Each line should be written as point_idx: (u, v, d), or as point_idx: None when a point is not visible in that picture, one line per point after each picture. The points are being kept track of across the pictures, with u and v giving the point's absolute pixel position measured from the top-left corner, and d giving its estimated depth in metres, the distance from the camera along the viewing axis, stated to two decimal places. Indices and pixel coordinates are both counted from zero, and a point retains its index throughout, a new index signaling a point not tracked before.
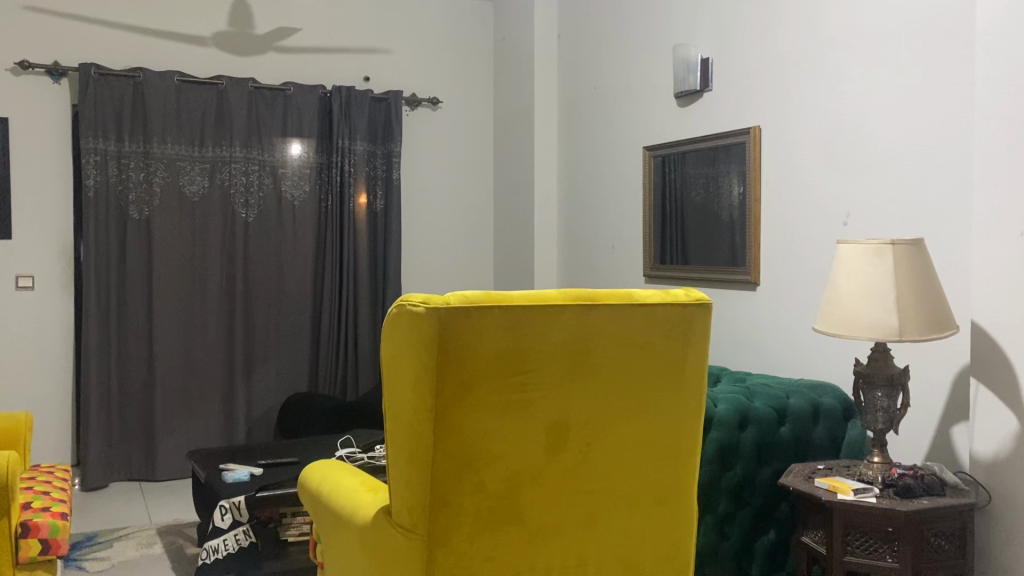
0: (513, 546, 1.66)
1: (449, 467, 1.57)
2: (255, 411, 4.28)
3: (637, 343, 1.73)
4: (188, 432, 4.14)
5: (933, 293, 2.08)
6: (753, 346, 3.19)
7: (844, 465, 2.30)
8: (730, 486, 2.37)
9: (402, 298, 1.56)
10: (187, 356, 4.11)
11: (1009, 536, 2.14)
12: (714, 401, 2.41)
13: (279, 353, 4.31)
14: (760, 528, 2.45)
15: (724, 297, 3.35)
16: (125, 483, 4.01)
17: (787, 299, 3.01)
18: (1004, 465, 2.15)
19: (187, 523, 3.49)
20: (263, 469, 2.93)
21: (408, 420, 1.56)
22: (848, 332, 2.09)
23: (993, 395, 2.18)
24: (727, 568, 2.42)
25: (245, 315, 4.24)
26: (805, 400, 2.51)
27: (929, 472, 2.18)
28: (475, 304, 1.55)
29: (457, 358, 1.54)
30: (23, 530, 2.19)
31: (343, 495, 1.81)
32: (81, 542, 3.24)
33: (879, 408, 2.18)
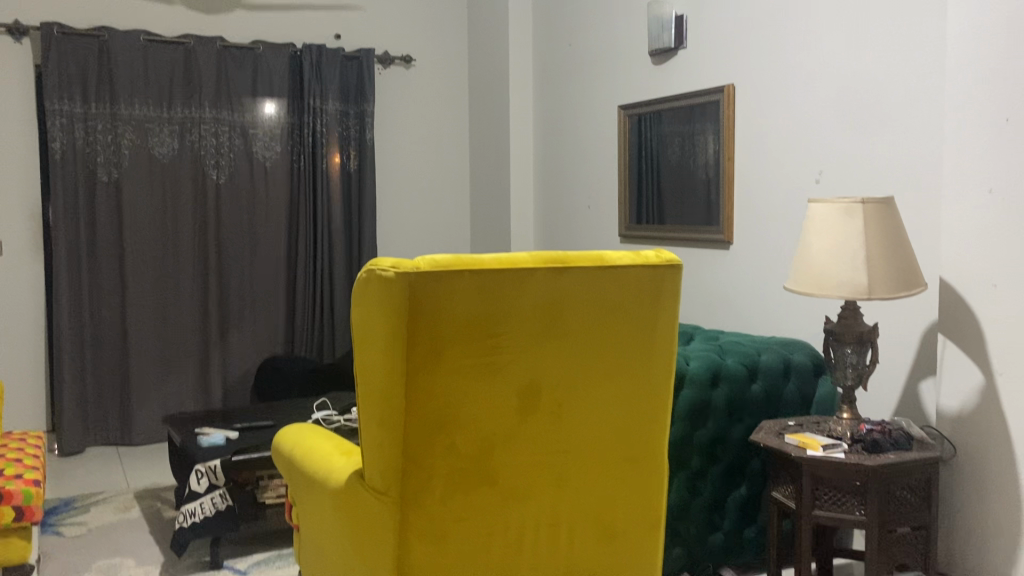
0: (485, 507, 1.67)
1: (423, 431, 1.58)
2: (231, 374, 4.27)
3: (608, 305, 1.74)
4: (164, 396, 4.12)
5: (902, 251, 2.10)
6: (726, 304, 3.22)
7: (813, 421, 2.33)
8: (701, 443, 2.41)
9: (372, 262, 1.55)
10: (161, 320, 4.08)
11: (973, 487, 2.20)
12: (686, 359, 2.44)
13: (254, 316, 4.29)
14: (732, 484, 2.49)
15: (698, 256, 3.37)
16: (101, 448, 4.00)
17: (760, 258, 3.02)
18: (969, 419, 2.20)
19: (164, 487, 3.49)
20: (239, 433, 2.93)
21: (383, 384, 1.57)
22: (818, 291, 2.11)
23: (960, 351, 2.22)
24: (700, 524, 2.46)
25: (219, 278, 4.20)
26: (777, 357, 2.53)
27: (896, 427, 2.22)
28: (446, 268, 1.55)
29: (430, 323, 1.55)
30: None
31: (318, 457, 1.81)
32: (57, 508, 3.24)
33: (849, 364, 2.21)
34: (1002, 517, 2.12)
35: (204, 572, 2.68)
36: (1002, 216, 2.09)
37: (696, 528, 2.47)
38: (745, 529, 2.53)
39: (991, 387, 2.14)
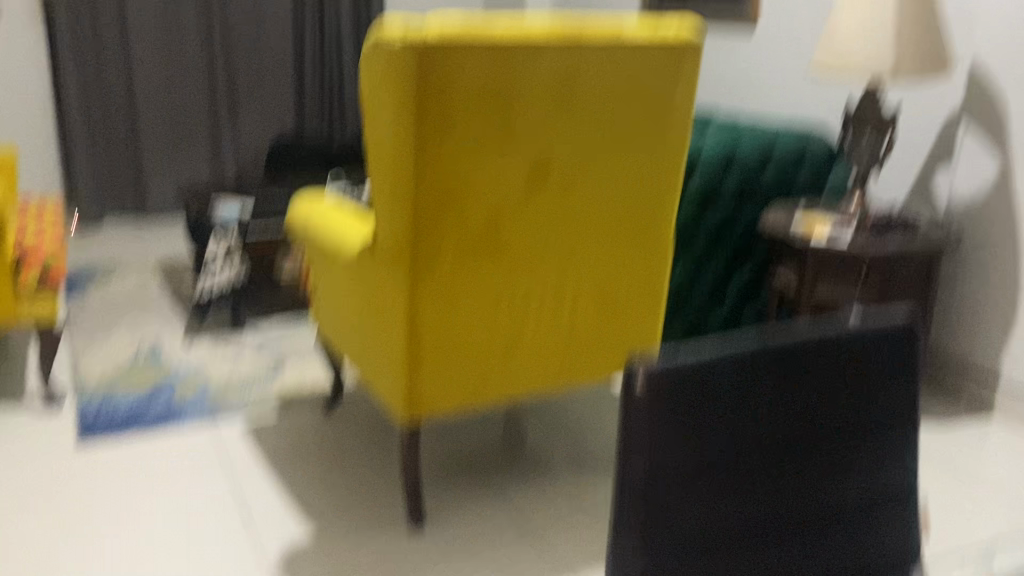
0: (495, 278, 1.72)
1: (435, 205, 1.59)
2: (243, 151, 4.25)
3: (623, 78, 1.69)
4: (178, 172, 4.14)
5: (934, 30, 2.01)
6: (747, 88, 3.14)
7: (824, 206, 2.34)
8: (710, 224, 2.44)
9: (380, 28, 1.49)
10: (169, 93, 4.01)
11: (974, 273, 2.24)
12: (701, 141, 2.41)
13: (263, 92, 4.21)
14: (736, 266, 2.52)
15: (720, 37, 3.24)
16: (119, 221, 4.08)
17: (785, 38, 2.91)
18: (980, 207, 2.20)
19: (183, 259, 3.59)
20: (254, 206, 2.96)
21: (396, 156, 1.56)
22: (842, 71, 2.04)
23: (980, 138, 2.18)
24: (701, 304, 2.52)
25: (226, 51, 4.09)
26: (793, 142, 2.50)
27: (905, 214, 2.23)
28: (457, 35, 1.49)
29: (443, 95, 1.51)
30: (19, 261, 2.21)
31: (331, 227, 1.84)
32: (82, 275, 3.35)
33: (865, 149, 2.18)
34: (1000, 303, 2.19)
35: (227, 337, 2.80)
36: None
37: (697, 307, 2.53)
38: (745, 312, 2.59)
39: (1007, 175, 2.13)
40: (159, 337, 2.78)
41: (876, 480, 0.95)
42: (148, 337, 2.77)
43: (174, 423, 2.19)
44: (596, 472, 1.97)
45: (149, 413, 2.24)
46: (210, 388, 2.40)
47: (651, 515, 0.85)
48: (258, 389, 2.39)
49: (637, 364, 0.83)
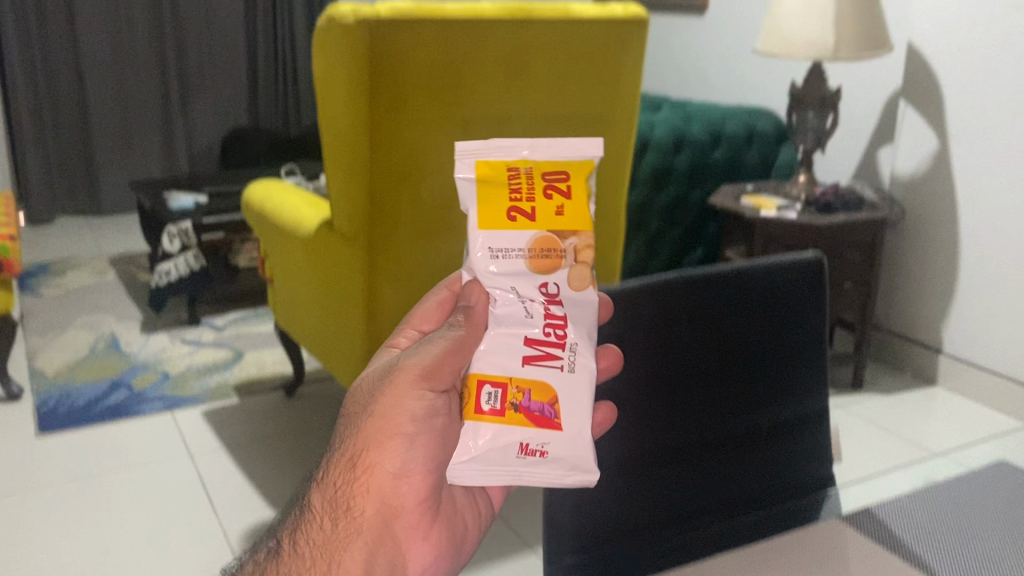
0: (450, 254, 1.75)
1: (387, 138, 1.59)
2: (196, 143, 4.24)
3: (577, 57, 1.73)
4: (130, 161, 4.09)
5: (872, 11, 2.10)
6: (694, 72, 3.20)
7: (771, 187, 2.43)
8: (662, 208, 2.52)
9: (331, 8, 1.51)
10: (121, 96, 3.98)
11: (913, 248, 2.38)
12: (651, 125, 2.48)
13: (214, 82, 4.18)
14: (689, 244, 2.62)
15: (670, 21, 3.29)
16: (71, 215, 4.04)
17: (734, 23, 2.98)
18: (921, 184, 2.33)
19: (136, 253, 3.55)
20: (207, 199, 2.91)
21: (346, 81, 1.54)
22: (787, 54, 2.12)
23: (918, 116, 2.31)
24: (666, 259, 2.60)
25: (177, 51, 4.06)
26: (740, 124, 2.60)
27: (849, 191, 2.31)
28: (406, 14, 1.50)
29: (396, 23, 1.50)
30: None
31: (287, 211, 1.97)
32: (32, 273, 3.28)
33: (809, 129, 2.27)
34: (943, 286, 2.30)
35: (185, 328, 2.78)
36: None
37: (661, 264, 2.60)
38: (687, 256, 2.63)
39: (944, 149, 2.25)
40: (115, 330, 2.75)
41: (800, 412, 0.91)
42: (105, 329, 2.76)
43: (135, 415, 2.19)
44: None
45: (107, 404, 2.23)
46: (169, 378, 2.40)
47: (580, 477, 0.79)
48: (217, 379, 2.40)
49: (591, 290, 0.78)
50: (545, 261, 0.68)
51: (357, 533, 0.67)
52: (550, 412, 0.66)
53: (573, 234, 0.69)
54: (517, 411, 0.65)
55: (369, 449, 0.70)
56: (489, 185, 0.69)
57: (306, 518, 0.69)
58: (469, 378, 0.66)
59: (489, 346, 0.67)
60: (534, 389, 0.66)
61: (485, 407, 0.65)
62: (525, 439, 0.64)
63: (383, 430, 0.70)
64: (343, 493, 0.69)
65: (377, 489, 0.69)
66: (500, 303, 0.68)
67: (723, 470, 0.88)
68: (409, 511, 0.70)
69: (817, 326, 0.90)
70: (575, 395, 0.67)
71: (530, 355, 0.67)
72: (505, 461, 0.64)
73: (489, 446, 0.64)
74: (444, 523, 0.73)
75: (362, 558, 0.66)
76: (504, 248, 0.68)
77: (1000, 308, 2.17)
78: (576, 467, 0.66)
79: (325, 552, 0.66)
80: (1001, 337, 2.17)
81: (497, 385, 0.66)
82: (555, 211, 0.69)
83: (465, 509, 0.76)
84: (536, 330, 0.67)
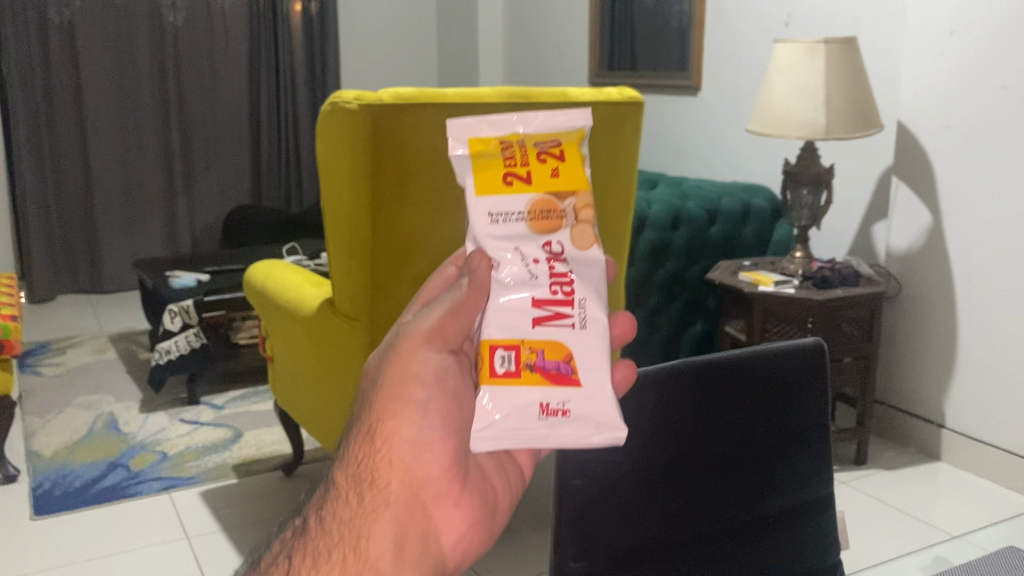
0: None
1: (383, 220, 1.61)
2: (198, 222, 4.29)
3: None
4: (133, 242, 4.13)
5: (861, 92, 2.15)
6: (690, 150, 3.26)
7: (768, 262, 2.46)
8: (661, 283, 2.53)
9: (335, 95, 1.55)
10: (126, 178, 4.05)
11: (911, 322, 2.38)
12: (649, 202, 2.50)
13: (219, 164, 4.26)
14: (688, 320, 2.63)
15: (665, 102, 3.37)
16: (73, 294, 4.06)
17: (727, 105, 3.06)
18: (916, 258, 2.35)
19: (137, 332, 3.56)
20: (209, 277, 2.95)
21: (344, 164, 1.57)
22: (779, 133, 2.17)
23: (910, 192, 2.34)
24: (665, 335, 2.60)
25: (182, 134, 4.16)
26: (736, 201, 2.64)
27: (846, 265, 2.34)
28: (408, 101, 1.54)
29: (394, 108, 1.54)
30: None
31: (288, 288, 1.99)
32: (33, 352, 3.29)
33: (805, 205, 2.30)
34: (944, 361, 2.30)
35: (184, 407, 2.76)
36: (962, 59, 2.15)
37: (661, 339, 2.61)
38: (687, 332, 2.64)
39: (938, 224, 2.27)
40: (114, 410, 2.74)
41: (808, 496, 0.90)
42: (103, 408, 2.74)
43: (131, 497, 2.16)
44: (541, 529, 1.99)
45: (104, 486, 2.21)
46: (167, 458, 2.38)
47: (580, 466, 0.79)
48: (216, 459, 2.37)
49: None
50: (545, 222, 0.66)
51: (385, 507, 0.61)
52: (567, 369, 0.64)
53: (572, 194, 0.68)
54: (533, 371, 0.63)
55: (383, 420, 0.64)
56: (481, 158, 0.68)
57: (328, 500, 0.63)
58: (480, 345, 0.64)
59: (500, 311, 0.64)
60: (548, 347, 0.64)
61: (500, 369, 0.63)
62: (544, 400, 0.63)
63: (394, 398, 0.65)
64: (363, 468, 0.62)
65: (399, 461, 0.63)
66: (505, 266, 0.65)
67: (731, 559, 0.86)
68: (439, 480, 0.63)
69: (822, 410, 0.90)
70: (591, 350, 0.65)
71: (540, 316, 0.64)
72: (526, 425, 0.62)
73: (507, 413, 0.62)
74: (479, 492, 0.65)
75: (391, 534, 0.60)
76: (502, 211, 0.66)
77: (1001, 383, 2.16)
78: (601, 425, 0.63)
79: (350, 529, 0.60)
80: (1004, 412, 2.17)
81: (510, 348, 0.64)
82: (550, 174, 0.68)
83: (502, 474, 0.69)
84: (543, 290, 0.65)
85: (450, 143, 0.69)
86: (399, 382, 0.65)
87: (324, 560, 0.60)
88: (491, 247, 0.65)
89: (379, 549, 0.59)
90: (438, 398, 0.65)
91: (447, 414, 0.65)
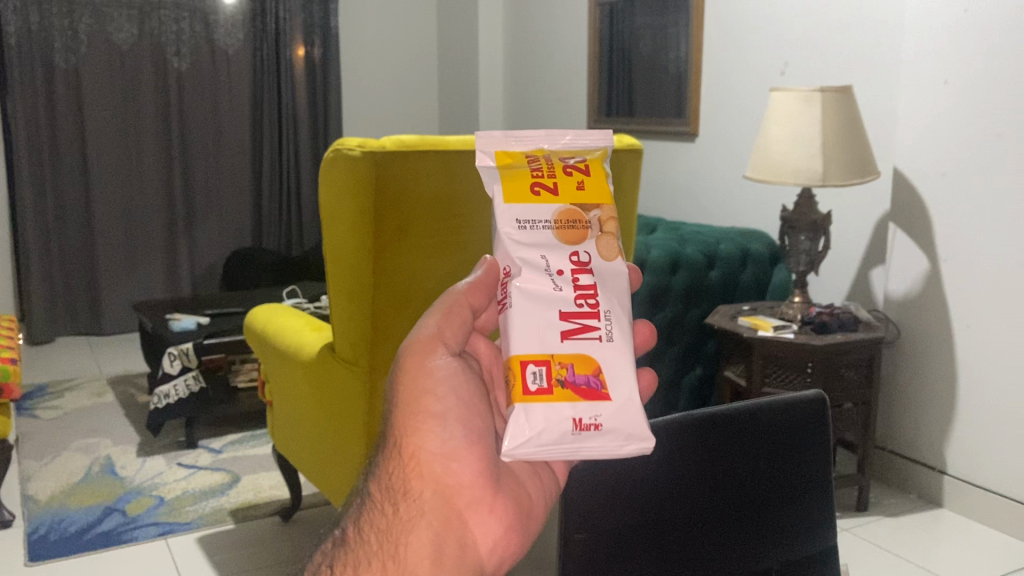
0: None
1: (390, 264, 1.63)
2: (199, 265, 4.30)
3: None
4: (133, 284, 4.14)
5: (857, 140, 2.18)
6: (688, 196, 3.29)
7: (767, 307, 2.47)
8: (660, 327, 2.53)
9: (337, 142, 1.57)
10: (128, 221, 4.08)
11: (911, 368, 2.39)
12: (648, 246, 2.52)
13: (220, 207, 4.29)
14: (688, 364, 2.63)
15: (663, 148, 3.41)
16: (72, 336, 4.05)
17: (724, 152, 3.09)
18: (914, 304, 2.36)
19: (136, 375, 3.55)
20: (209, 320, 2.95)
21: (348, 211, 1.58)
22: (776, 180, 2.19)
23: (907, 238, 2.36)
24: (664, 380, 2.60)
25: (184, 176, 4.19)
26: (734, 246, 2.66)
27: (844, 310, 2.35)
28: (411, 148, 1.57)
29: (396, 155, 1.56)
30: None
31: (287, 334, 2.00)
32: (31, 394, 3.28)
33: (802, 251, 2.32)
34: (944, 407, 2.30)
35: (181, 452, 2.74)
36: (956, 108, 2.18)
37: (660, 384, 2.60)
38: (686, 376, 2.64)
39: (936, 270, 2.29)
40: (111, 454, 2.72)
41: (811, 548, 0.89)
42: (101, 452, 2.73)
43: (127, 542, 2.14)
44: None
45: (99, 531, 2.19)
46: (164, 503, 2.36)
47: (582, 518, 0.80)
48: (213, 504, 2.36)
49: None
50: (571, 231, 0.74)
51: (420, 516, 0.64)
52: (597, 383, 0.69)
53: (596, 207, 0.76)
54: (565, 386, 0.68)
55: (407, 436, 0.67)
56: (510, 169, 0.76)
57: (365, 510, 0.67)
58: (512, 361, 0.69)
59: (532, 325, 0.70)
60: (577, 362, 0.69)
61: (533, 386, 0.68)
62: (576, 415, 0.67)
63: (414, 413, 0.68)
64: (395, 480, 0.66)
65: (428, 471, 0.66)
66: (532, 277, 0.72)
67: None
68: (469, 487, 0.66)
69: (823, 460, 0.90)
70: (617, 365, 0.70)
71: (568, 329, 0.70)
72: (562, 440, 0.67)
73: (542, 428, 0.67)
74: (510, 496, 0.68)
75: (427, 541, 0.63)
76: (530, 219, 0.74)
77: (1002, 428, 2.16)
78: (632, 437, 0.68)
79: (388, 539, 0.64)
80: (1005, 457, 2.16)
81: (540, 364, 0.69)
82: (576, 186, 0.77)
83: (536, 481, 0.73)
84: (569, 302, 0.71)
85: (479, 157, 0.77)
86: (418, 388, 0.69)
87: (365, 568, 0.63)
88: (518, 255, 0.73)
89: (417, 557, 0.63)
90: (457, 402, 0.68)
91: (467, 423, 0.68)
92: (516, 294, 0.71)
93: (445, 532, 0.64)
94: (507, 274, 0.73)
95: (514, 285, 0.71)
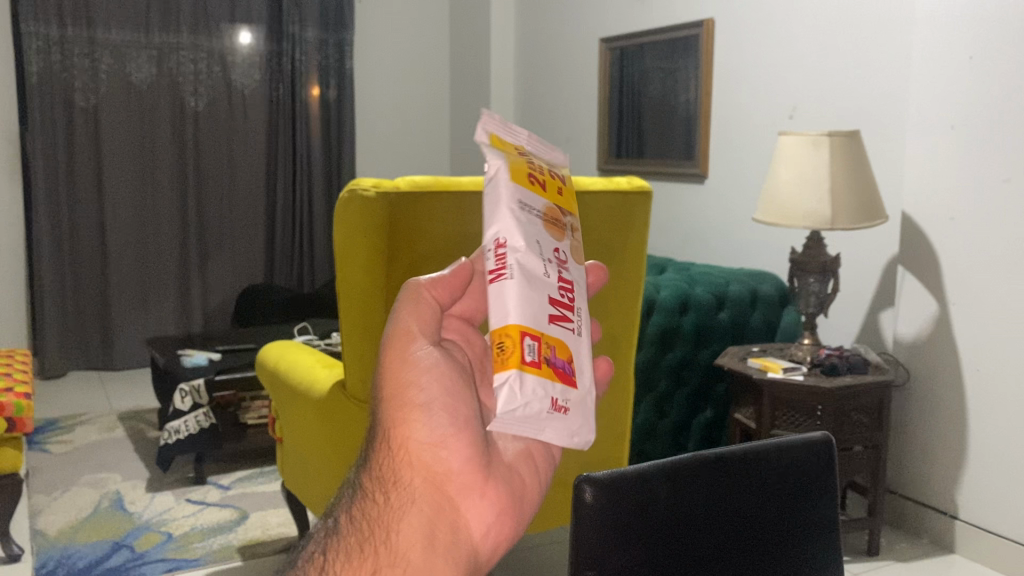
0: None
1: None
2: (210, 301, 4.33)
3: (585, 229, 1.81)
4: (145, 319, 4.17)
5: (865, 184, 2.21)
6: (697, 236, 3.31)
7: (777, 348, 2.48)
8: (669, 367, 2.54)
9: (354, 183, 1.60)
10: (142, 256, 4.13)
11: (921, 412, 2.38)
12: (658, 287, 2.54)
13: (233, 243, 4.33)
14: (697, 406, 2.63)
15: (673, 189, 3.44)
16: (84, 370, 4.07)
17: (734, 193, 3.11)
18: (924, 346, 2.36)
19: (146, 410, 3.57)
20: (219, 356, 2.97)
21: (362, 254, 1.61)
22: (784, 222, 2.21)
23: (916, 281, 2.37)
24: (674, 421, 2.60)
25: (198, 214, 4.24)
26: (744, 287, 2.67)
27: (854, 353, 2.35)
28: (425, 190, 1.59)
29: (411, 196, 1.58)
30: (8, 422, 2.22)
31: (298, 368, 2.02)
32: (42, 428, 3.30)
33: (812, 292, 2.33)
34: (956, 452, 2.29)
35: (190, 488, 2.75)
36: (964, 154, 2.20)
37: (669, 426, 2.60)
38: (695, 418, 2.64)
39: (946, 313, 2.29)
40: (120, 489, 2.73)
41: None
42: (110, 487, 2.74)
43: None
44: None
45: (107, 567, 2.19)
46: (173, 539, 2.37)
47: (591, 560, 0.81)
48: (221, 541, 2.36)
49: (584, 476, 0.82)
50: (555, 227, 0.73)
51: (411, 504, 0.60)
52: (571, 370, 0.66)
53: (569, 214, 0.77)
54: (550, 366, 0.64)
55: (394, 424, 0.62)
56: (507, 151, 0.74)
57: (356, 503, 0.63)
58: (511, 328, 0.64)
59: (532, 297, 0.65)
60: (559, 347, 0.66)
61: (528, 356, 0.63)
62: (554, 396, 0.64)
63: (397, 404, 0.63)
64: (385, 470, 0.61)
65: (415, 460, 0.60)
66: (531, 253, 0.68)
67: None
68: (460, 472, 0.61)
69: (829, 505, 0.91)
70: (584, 356, 0.68)
71: (555, 313, 0.67)
72: (541, 414, 0.63)
73: (532, 400, 0.63)
74: (507, 477, 0.62)
75: (419, 527, 0.59)
76: (529, 203, 0.71)
77: (1014, 474, 2.15)
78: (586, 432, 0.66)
79: (380, 527, 0.60)
80: (1017, 503, 2.14)
81: (535, 338, 0.64)
82: (556, 190, 0.77)
83: (525, 462, 0.64)
84: (555, 287, 0.68)
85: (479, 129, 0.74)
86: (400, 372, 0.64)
87: (358, 557, 0.60)
88: (518, 226, 0.69)
89: (409, 544, 0.59)
90: (441, 386, 0.63)
91: (455, 409, 0.62)
92: (516, 263, 0.66)
93: (437, 520, 0.59)
94: (500, 244, 0.68)
95: (515, 254, 0.67)
